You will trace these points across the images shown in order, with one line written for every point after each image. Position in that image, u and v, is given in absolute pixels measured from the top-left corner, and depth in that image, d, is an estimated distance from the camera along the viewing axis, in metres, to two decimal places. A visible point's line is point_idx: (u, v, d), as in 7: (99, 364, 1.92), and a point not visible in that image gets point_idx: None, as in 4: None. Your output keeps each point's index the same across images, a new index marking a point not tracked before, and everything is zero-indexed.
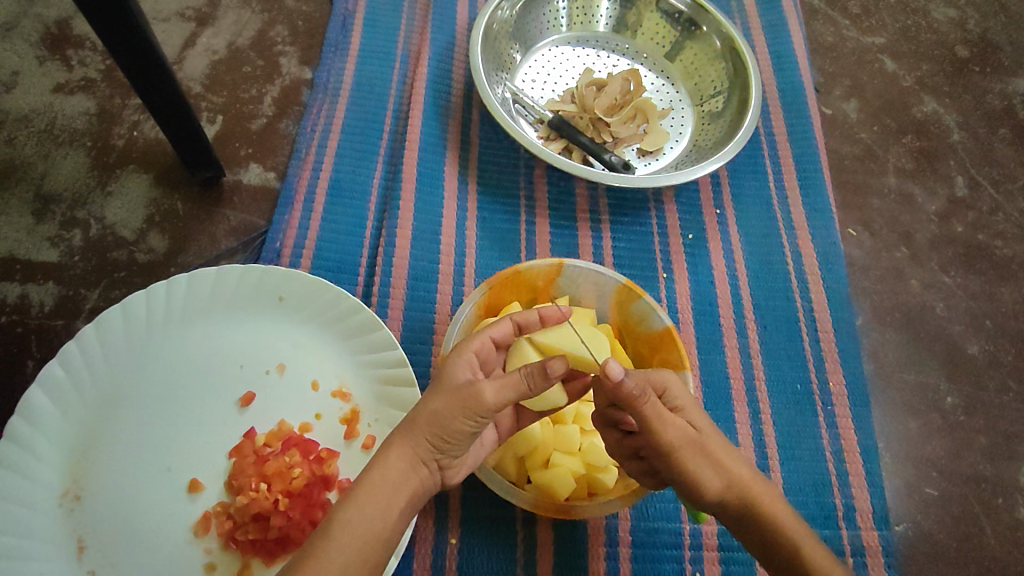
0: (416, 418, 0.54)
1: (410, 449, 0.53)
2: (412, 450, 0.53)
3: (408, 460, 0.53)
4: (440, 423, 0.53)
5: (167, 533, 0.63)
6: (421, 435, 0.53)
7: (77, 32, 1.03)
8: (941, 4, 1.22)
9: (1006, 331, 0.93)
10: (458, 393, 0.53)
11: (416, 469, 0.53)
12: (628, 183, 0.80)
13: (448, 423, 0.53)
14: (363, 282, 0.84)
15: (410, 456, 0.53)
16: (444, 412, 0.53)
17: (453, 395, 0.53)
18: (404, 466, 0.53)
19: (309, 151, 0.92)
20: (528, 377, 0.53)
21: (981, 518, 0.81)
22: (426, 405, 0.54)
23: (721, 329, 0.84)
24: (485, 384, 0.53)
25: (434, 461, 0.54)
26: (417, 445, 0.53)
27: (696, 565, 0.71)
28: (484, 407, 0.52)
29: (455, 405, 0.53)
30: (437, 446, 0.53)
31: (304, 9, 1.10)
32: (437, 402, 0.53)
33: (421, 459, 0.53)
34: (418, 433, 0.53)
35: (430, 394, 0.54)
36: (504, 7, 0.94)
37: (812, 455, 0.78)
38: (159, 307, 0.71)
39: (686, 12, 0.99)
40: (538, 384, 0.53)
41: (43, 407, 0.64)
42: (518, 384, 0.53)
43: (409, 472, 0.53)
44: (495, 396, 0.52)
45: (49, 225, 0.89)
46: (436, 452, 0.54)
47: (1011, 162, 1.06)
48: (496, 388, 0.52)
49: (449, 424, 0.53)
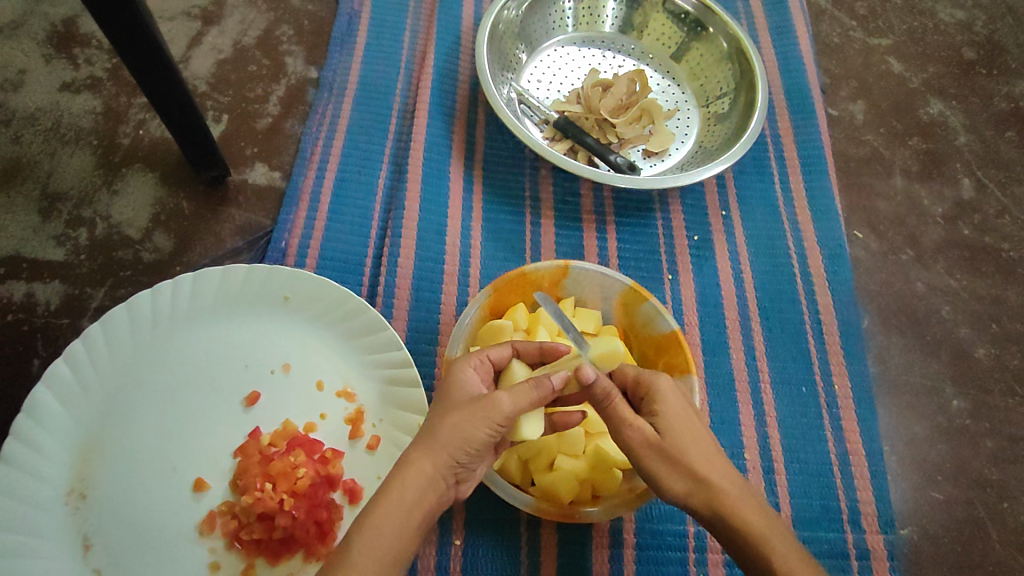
0: (437, 431, 0.53)
1: (430, 464, 0.53)
2: (431, 466, 0.53)
3: (427, 476, 0.53)
4: (461, 437, 0.53)
5: (173, 531, 0.64)
6: (440, 450, 0.53)
7: (84, 31, 1.03)
8: (948, 6, 1.21)
9: (1011, 334, 0.92)
10: (477, 406, 0.54)
11: (434, 485, 0.53)
12: (633, 184, 0.80)
13: (470, 433, 0.53)
14: (368, 281, 0.84)
15: (428, 471, 0.53)
16: (464, 424, 0.53)
17: (470, 408, 0.54)
18: (422, 483, 0.52)
19: (314, 151, 0.92)
20: (538, 390, 0.54)
21: (986, 522, 0.81)
22: (444, 419, 0.54)
23: (727, 332, 0.84)
24: (502, 393, 0.54)
25: (451, 475, 0.54)
26: (436, 460, 0.53)
27: (701, 567, 0.71)
28: (503, 415, 0.54)
29: (476, 416, 0.53)
30: (456, 460, 0.53)
31: (310, 9, 1.09)
32: (452, 416, 0.54)
33: (440, 473, 0.53)
34: (438, 446, 0.53)
35: (448, 408, 0.54)
36: (510, 7, 0.94)
37: (817, 458, 0.78)
38: (165, 305, 0.71)
39: (692, 13, 0.98)
40: (546, 394, 0.55)
41: (49, 405, 0.64)
42: (529, 394, 0.54)
43: (426, 488, 0.52)
44: (512, 405, 0.54)
45: (55, 224, 0.89)
46: (455, 466, 0.54)
47: (1017, 165, 1.06)
48: (513, 398, 0.54)
49: (469, 436, 0.53)
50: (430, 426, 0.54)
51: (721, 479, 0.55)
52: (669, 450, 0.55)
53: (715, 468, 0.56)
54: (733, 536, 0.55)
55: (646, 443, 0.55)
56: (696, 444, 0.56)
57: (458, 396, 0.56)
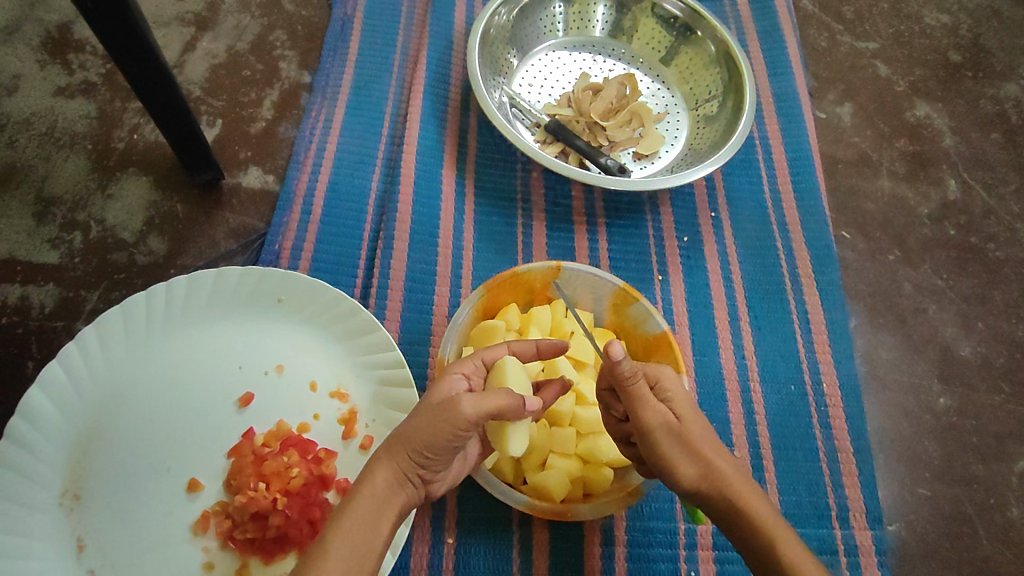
0: (402, 433, 0.54)
1: (394, 464, 0.53)
2: (394, 466, 0.53)
3: (391, 476, 0.53)
4: (420, 441, 0.53)
5: (166, 532, 0.64)
6: (401, 451, 0.53)
7: (78, 36, 1.04)
8: (933, 10, 1.23)
9: (997, 333, 0.94)
10: (437, 410, 0.53)
11: (399, 485, 0.53)
12: (622, 186, 0.81)
13: (430, 440, 0.53)
14: (361, 282, 0.85)
15: (392, 471, 0.53)
16: (422, 427, 0.53)
17: (433, 412, 0.53)
18: (387, 483, 0.53)
19: (307, 154, 0.93)
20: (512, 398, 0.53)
21: (973, 517, 0.82)
22: (409, 423, 0.54)
23: (716, 331, 0.85)
24: (464, 396, 0.53)
25: (417, 476, 0.55)
26: (398, 460, 0.53)
27: (691, 564, 0.72)
28: (463, 422, 0.52)
29: (435, 420, 0.52)
30: (418, 461, 0.54)
31: (304, 14, 1.10)
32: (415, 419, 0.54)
33: (404, 473, 0.54)
34: (399, 448, 0.53)
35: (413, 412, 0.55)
36: (502, 12, 0.95)
37: (805, 456, 0.79)
38: (158, 308, 0.71)
39: (681, 17, 1.00)
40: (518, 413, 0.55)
41: (44, 408, 0.65)
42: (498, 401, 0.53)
43: (392, 488, 0.53)
44: (473, 409, 0.52)
45: (49, 227, 0.90)
46: (417, 466, 0.54)
47: (1002, 166, 1.07)
48: (476, 402, 0.52)
49: (430, 441, 0.53)
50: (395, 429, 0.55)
51: (728, 471, 0.56)
52: (682, 438, 0.56)
53: (723, 458, 0.57)
54: (742, 534, 0.55)
55: (662, 435, 0.56)
56: (703, 435, 0.57)
57: (429, 398, 0.56)
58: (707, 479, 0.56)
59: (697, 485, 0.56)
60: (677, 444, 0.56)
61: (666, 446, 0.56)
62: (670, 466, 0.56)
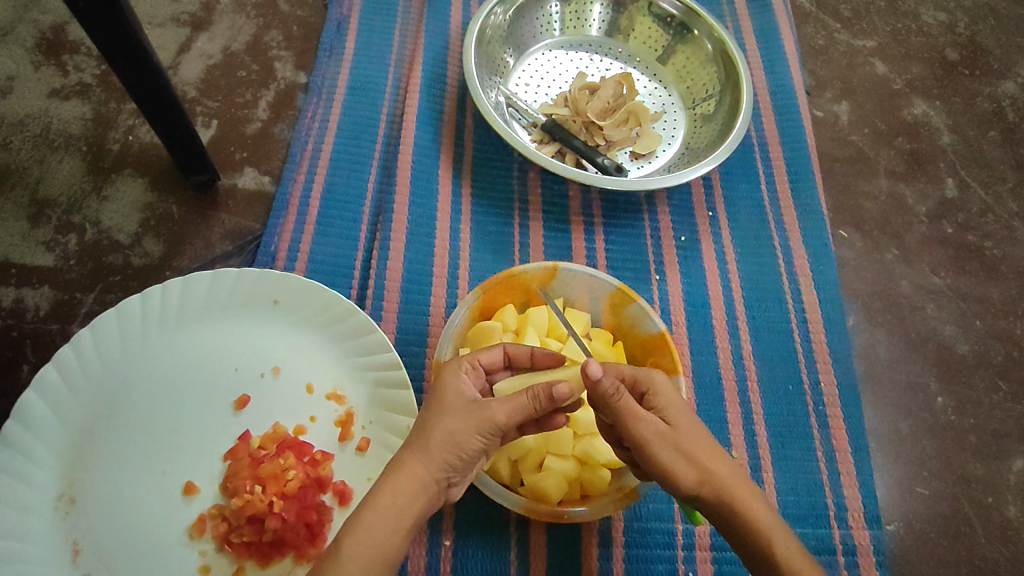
0: (429, 436, 0.53)
1: (424, 468, 0.53)
2: (422, 470, 0.53)
3: (418, 480, 0.52)
4: (453, 443, 0.53)
5: (162, 535, 0.64)
6: (432, 455, 0.53)
7: (72, 38, 1.04)
8: (930, 8, 1.23)
9: (995, 331, 0.94)
10: (472, 414, 0.54)
11: (426, 489, 0.53)
12: (620, 185, 0.81)
13: (463, 442, 0.53)
14: (358, 284, 0.84)
15: (421, 476, 0.53)
16: (458, 431, 0.53)
17: (465, 416, 0.54)
18: (415, 487, 0.52)
19: (303, 155, 0.93)
20: (533, 400, 0.54)
21: (971, 516, 0.82)
22: (437, 425, 0.54)
23: (714, 331, 0.85)
24: (496, 404, 0.54)
25: (444, 480, 0.54)
26: (429, 464, 0.53)
27: (689, 565, 0.72)
28: (498, 426, 0.54)
29: (469, 423, 0.54)
30: (450, 464, 0.53)
31: (299, 14, 1.10)
32: (447, 422, 0.54)
33: (432, 478, 0.53)
34: (432, 452, 0.53)
35: (441, 414, 0.54)
36: (498, 12, 0.95)
37: (804, 455, 0.79)
38: (154, 310, 0.71)
39: (677, 16, 1.00)
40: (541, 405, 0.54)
41: (39, 411, 0.65)
42: (525, 405, 0.54)
43: (419, 492, 0.52)
44: (507, 415, 0.54)
45: (44, 229, 0.89)
46: (446, 470, 0.54)
47: (999, 165, 1.07)
48: (507, 409, 0.54)
49: (463, 443, 0.53)
50: (421, 431, 0.54)
51: (727, 474, 0.56)
52: (678, 442, 0.56)
53: (720, 462, 0.56)
54: (741, 537, 0.56)
55: (660, 442, 0.55)
56: (701, 441, 0.57)
57: (454, 402, 0.55)
58: (706, 483, 0.55)
59: (697, 489, 0.56)
60: (675, 450, 0.55)
61: (667, 452, 0.55)
62: (669, 472, 0.55)
